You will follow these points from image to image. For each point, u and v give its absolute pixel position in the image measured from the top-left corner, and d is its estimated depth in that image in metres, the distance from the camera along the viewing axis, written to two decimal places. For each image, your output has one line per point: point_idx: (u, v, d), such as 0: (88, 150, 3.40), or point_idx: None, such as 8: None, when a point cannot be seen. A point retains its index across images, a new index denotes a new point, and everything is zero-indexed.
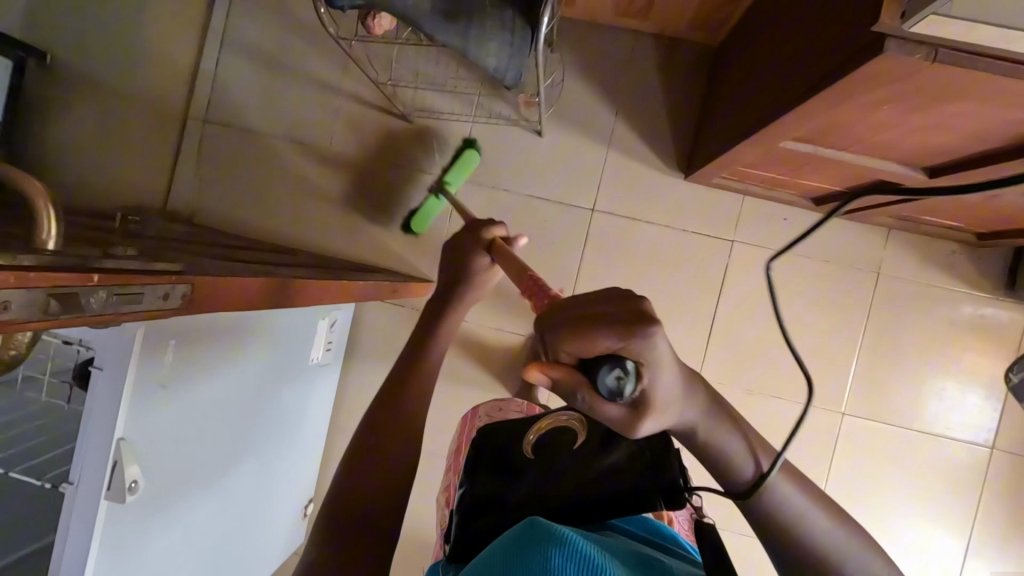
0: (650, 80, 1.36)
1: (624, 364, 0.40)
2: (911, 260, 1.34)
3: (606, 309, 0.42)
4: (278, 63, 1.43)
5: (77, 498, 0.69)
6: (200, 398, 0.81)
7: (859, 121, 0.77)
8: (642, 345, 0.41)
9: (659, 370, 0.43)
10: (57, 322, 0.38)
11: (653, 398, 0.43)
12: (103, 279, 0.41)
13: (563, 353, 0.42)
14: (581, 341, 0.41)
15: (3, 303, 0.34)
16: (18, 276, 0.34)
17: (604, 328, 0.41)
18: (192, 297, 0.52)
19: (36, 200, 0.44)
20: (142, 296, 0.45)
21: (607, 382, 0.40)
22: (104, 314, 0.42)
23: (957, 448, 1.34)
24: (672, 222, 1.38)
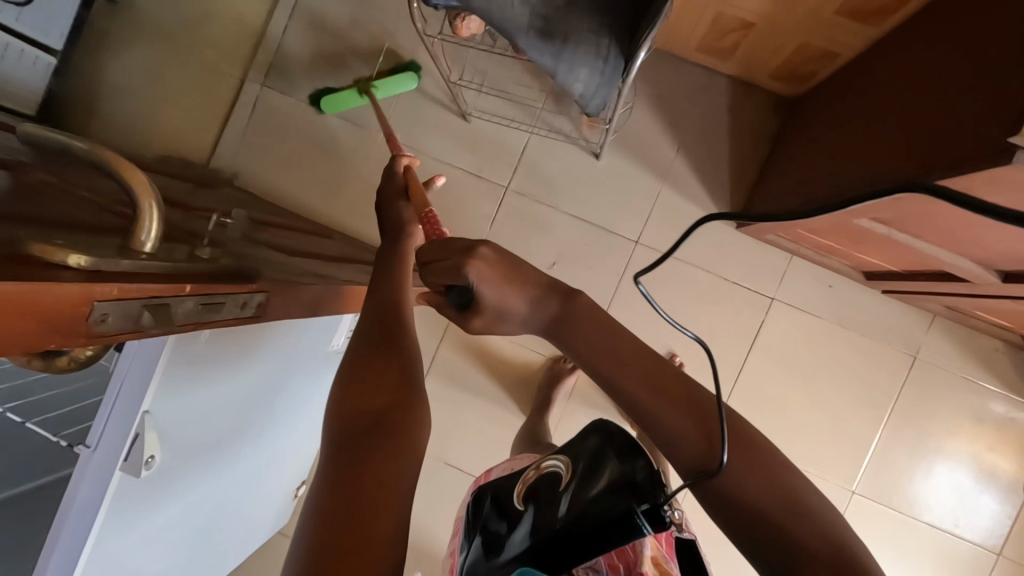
0: (718, 122, 1.33)
1: (465, 287, 0.50)
2: (951, 349, 1.31)
3: (449, 251, 0.51)
4: (347, 39, 1.41)
5: (92, 464, 0.68)
6: (222, 379, 0.79)
7: (949, 218, 0.74)
8: (471, 272, 0.49)
9: (498, 294, 0.50)
10: (150, 332, 0.47)
11: (506, 311, 0.51)
12: (193, 290, 0.50)
13: (429, 282, 0.53)
14: (435, 271, 0.52)
15: (103, 315, 0.42)
16: (120, 289, 0.42)
17: (450, 262, 0.51)
18: (266, 304, 0.62)
19: (141, 201, 0.45)
20: (223, 305, 0.54)
21: (456, 299, 0.51)
22: (192, 321, 0.52)
23: (961, 547, 1.31)
24: (715, 268, 1.35)
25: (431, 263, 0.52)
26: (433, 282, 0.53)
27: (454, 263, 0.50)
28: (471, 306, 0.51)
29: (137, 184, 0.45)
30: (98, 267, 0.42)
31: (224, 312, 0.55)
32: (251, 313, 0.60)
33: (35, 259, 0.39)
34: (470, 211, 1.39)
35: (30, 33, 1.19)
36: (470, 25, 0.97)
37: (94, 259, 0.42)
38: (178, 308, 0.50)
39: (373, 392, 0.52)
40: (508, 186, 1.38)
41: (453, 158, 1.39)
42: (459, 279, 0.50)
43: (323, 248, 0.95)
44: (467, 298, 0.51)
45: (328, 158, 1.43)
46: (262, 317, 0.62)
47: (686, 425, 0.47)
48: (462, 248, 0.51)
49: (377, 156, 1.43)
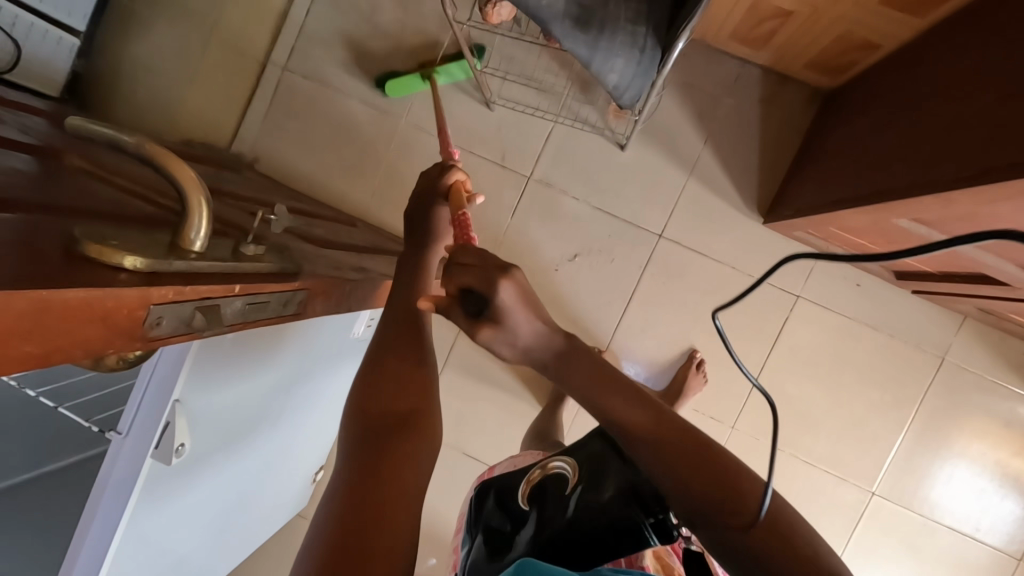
0: (749, 113, 1.30)
1: (489, 300, 0.51)
2: (981, 352, 1.28)
3: (477, 261, 0.52)
4: (370, 22, 1.39)
5: (124, 450, 0.68)
6: (250, 368, 0.79)
7: (1000, 222, 0.70)
8: (503, 287, 0.50)
9: (516, 311, 0.51)
10: (204, 332, 0.48)
11: (507, 329, 0.52)
12: (242, 290, 0.50)
13: (450, 286, 0.53)
14: (462, 271, 0.52)
15: (159, 318, 0.44)
16: (174, 292, 0.43)
17: (480, 272, 0.51)
18: (306, 301, 0.61)
19: (191, 199, 0.43)
20: (268, 302, 0.55)
21: (471, 308, 0.52)
22: (242, 319, 0.52)
23: (981, 552, 1.29)
24: (740, 264, 1.32)
25: (462, 265, 0.52)
26: (454, 282, 0.52)
27: (490, 276, 0.50)
28: (482, 318, 0.52)
29: (186, 181, 0.43)
30: (152, 268, 0.42)
31: (269, 309, 0.55)
32: (293, 309, 0.60)
33: (93, 261, 0.40)
34: (491, 200, 1.37)
35: (55, 13, 1.17)
36: (501, 11, 0.94)
37: (148, 261, 0.41)
38: (226, 307, 0.50)
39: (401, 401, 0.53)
40: (530, 175, 1.36)
41: (476, 146, 1.37)
42: (489, 291, 0.50)
43: (349, 237, 0.94)
44: (483, 313, 0.52)
45: (350, 144, 1.42)
46: (303, 314, 0.62)
47: (722, 472, 0.50)
48: (497, 263, 0.52)
49: (399, 143, 1.41)
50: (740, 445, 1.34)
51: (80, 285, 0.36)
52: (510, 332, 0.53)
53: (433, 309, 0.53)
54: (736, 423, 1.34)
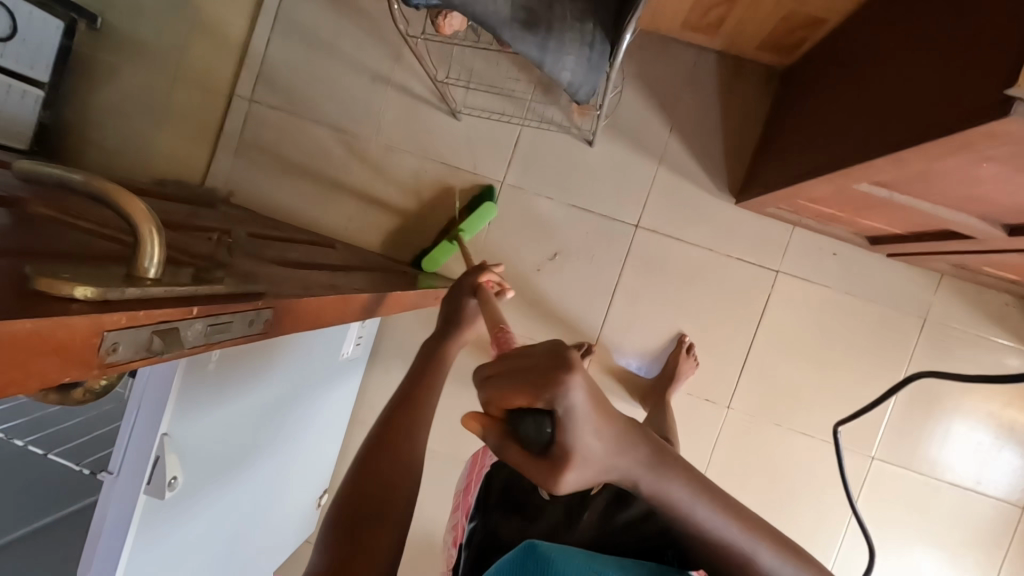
0: (710, 99, 1.32)
1: (552, 409, 0.37)
2: (961, 307, 1.30)
3: (530, 363, 0.39)
4: (330, 46, 1.41)
5: (116, 490, 0.69)
6: (239, 398, 0.80)
7: (951, 175, 0.72)
8: (569, 386, 0.37)
9: (584, 419, 0.38)
10: (161, 359, 0.40)
11: (582, 450, 0.38)
12: (202, 311, 0.42)
13: (496, 405, 0.40)
14: (513, 384, 0.39)
15: (112, 346, 0.36)
16: (129, 317, 0.36)
17: (535, 375, 0.38)
18: (277, 320, 0.53)
19: (141, 226, 0.38)
20: (232, 324, 0.46)
21: (531, 433, 0.38)
22: (202, 344, 0.44)
23: (985, 504, 1.30)
24: (717, 246, 1.34)
25: (509, 368, 0.40)
26: (501, 402, 0.39)
27: (547, 375, 0.37)
28: (549, 442, 0.38)
29: (135, 211, 0.37)
30: (107, 299, 0.35)
31: (234, 331, 0.47)
32: (260, 330, 0.51)
33: (34, 295, 0.33)
34: (468, 209, 1.39)
35: (15, 67, 1.17)
36: (452, 22, 0.96)
37: (101, 289, 0.35)
38: (185, 332, 0.42)
39: (405, 438, 0.67)
40: (504, 181, 1.38)
41: (447, 157, 1.39)
42: (548, 404, 0.37)
43: (326, 259, 0.95)
44: (550, 434, 0.37)
45: (322, 168, 1.43)
46: (273, 333, 0.53)
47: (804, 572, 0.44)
48: (549, 357, 0.39)
49: (371, 162, 1.42)
50: (737, 425, 1.36)
51: (24, 314, 0.30)
52: (587, 452, 0.39)
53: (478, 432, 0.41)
54: (731, 404, 1.35)
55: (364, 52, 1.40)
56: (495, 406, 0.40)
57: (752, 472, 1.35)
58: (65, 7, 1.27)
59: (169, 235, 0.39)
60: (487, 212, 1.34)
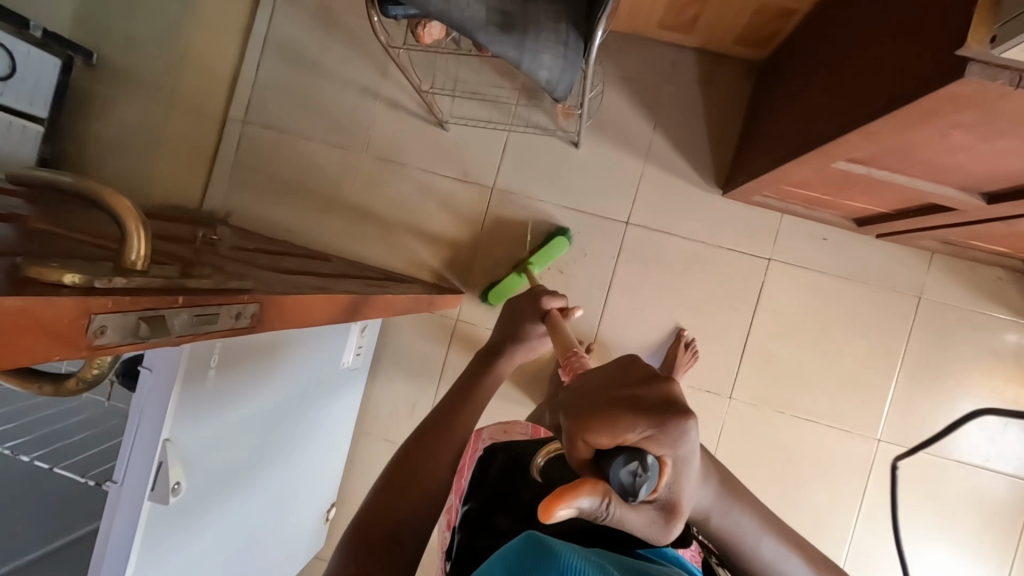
0: (691, 94, 1.35)
1: (654, 451, 0.37)
2: (954, 284, 1.30)
3: (632, 397, 0.38)
4: (318, 67, 1.45)
5: (121, 498, 0.71)
6: (237, 408, 0.83)
7: (923, 144, 0.74)
8: (683, 429, 0.38)
9: (687, 464, 0.40)
10: (148, 345, 0.40)
11: (675, 490, 0.40)
12: (188, 301, 0.43)
13: (587, 442, 0.38)
14: (617, 422, 0.37)
15: (100, 328, 0.36)
16: (115, 301, 0.36)
17: (640, 415, 0.37)
18: (261, 316, 0.54)
19: (126, 221, 0.39)
20: (218, 317, 0.47)
21: (624, 476, 0.36)
22: (187, 336, 0.44)
23: (995, 481, 1.29)
24: (708, 237, 1.36)
25: (609, 403, 0.39)
26: (601, 443, 0.38)
27: (659, 416, 0.38)
28: (643, 487, 0.37)
29: (122, 208, 0.39)
30: (93, 286, 0.36)
31: (218, 324, 0.47)
32: (246, 325, 0.51)
33: (23, 279, 0.34)
34: (460, 216, 1.42)
35: (16, 103, 1.21)
36: (432, 31, 0.99)
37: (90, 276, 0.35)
38: (171, 320, 0.42)
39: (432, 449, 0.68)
40: (494, 186, 1.41)
41: (437, 165, 1.42)
42: (654, 445, 0.38)
43: (319, 268, 0.97)
44: (647, 478, 0.37)
45: (316, 184, 1.47)
46: (258, 329, 0.54)
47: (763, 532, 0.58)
48: (657, 401, 0.38)
49: (364, 176, 1.45)
50: (740, 415, 1.36)
51: (15, 294, 0.30)
52: (679, 492, 0.41)
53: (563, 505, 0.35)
54: (733, 394, 1.36)
55: (351, 70, 1.44)
56: (582, 447, 0.39)
57: (757, 461, 1.35)
58: (62, 44, 1.29)
59: (155, 232, 0.41)
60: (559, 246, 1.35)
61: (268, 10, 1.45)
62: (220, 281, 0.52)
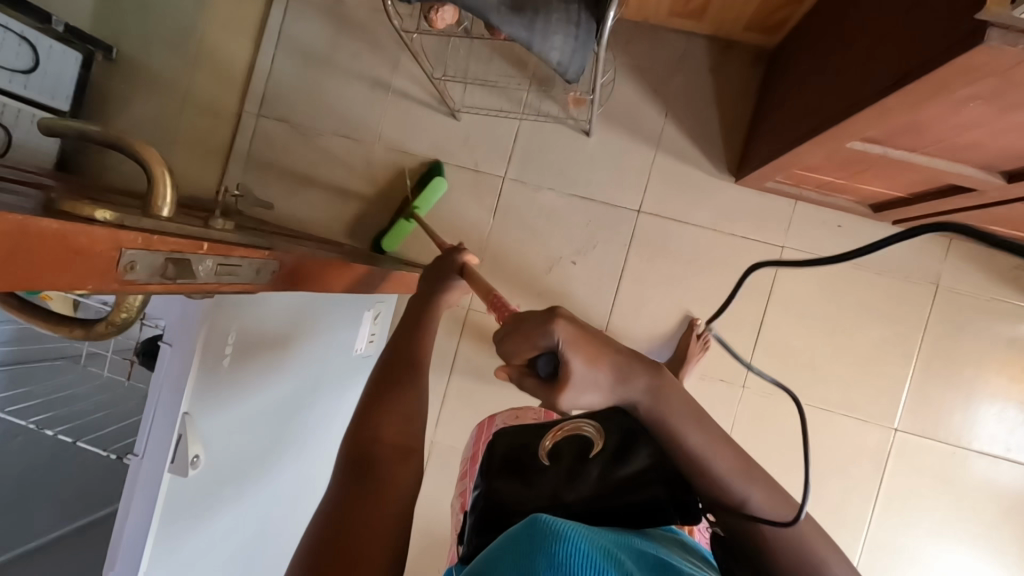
0: (701, 83, 1.34)
1: (552, 346, 0.49)
2: (972, 272, 1.28)
3: (534, 317, 0.51)
4: (331, 59, 1.47)
5: (142, 470, 0.72)
6: (249, 385, 0.83)
7: (942, 120, 0.73)
8: (557, 329, 0.50)
9: (582, 354, 0.50)
10: (174, 286, 0.41)
11: (586, 380, 0.50)
12: (211, 248, 0.43)
13: (513, 355, 0.51)
14: (524, 336, 0.50)
15: (129, 263, 0.36)
16: (145, 238, 0.37)
17: (531, 326, 0.51)
18: (280, 275, 0.55)
19: (154, 167, 0.41)
20: (240, 269, 0.47)
21: (544, 368, 0.50)
22: (211, 284, 0.45)
23: (1015, 472, 1.27)
24: (720, 225, 1.35)
25: (520, 328, 0.51)
26: (517, 353, 0.51)
27: (538, 325, 0.50)
28: (563, 373, 0.49)
29: (149, 154, 0.41)
30: (123, 224, 0.37)
31: (240, 275, 0.48)
32: (267, 281, 0.52)
33: (57, 211, 0.34)
34: (471, 206, 1.42)
35: (39, 97, 1.24)
36: (445, 16, 0.99)
37: (119, 213, 0.36)
38: (196, 266, 0.43)
39: (393, 430, 0.59)
40: (506, 175, 1.41)
41: (449, 155, 1.43)
42: (551, 344, 0.49)
43: (334, 249, 0.97)
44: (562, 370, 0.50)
45: (329, 175, 1.48)
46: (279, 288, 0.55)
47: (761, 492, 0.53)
48: (543, 315, 0.51)
49: (376, 167, 1.46)
50: (753, 404, 1.34)
51: (51, 218, 0.31)
52: (595, 384, 0.51)
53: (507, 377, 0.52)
54: (746, 383, 1.35)
55: (363, 62, 1.46)
56: (507, 364, 0.51)
57: (771, 451, 1.34)
58: (83, 40, 1.33)
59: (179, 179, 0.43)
60: (438, 186, 1.38)
61: (282, 5, 1.48)
62: (240, 237, 0.53)
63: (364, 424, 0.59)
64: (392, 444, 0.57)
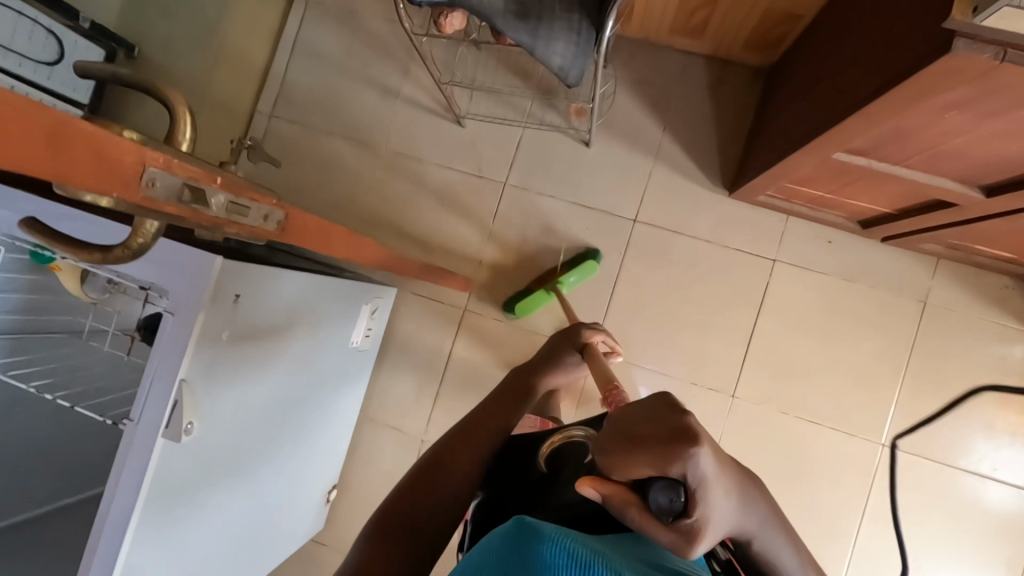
0: (700, 100, 1.40)
1: (680, 480, 0.41)
2: (959, 290, 1.31)
3: (650, 435, 0.42)
4: (345, 65, 1.53)
5: (135, 435, 0.73)
6: (247, 361, 0.85)
7: (921, 130, 0.77)
8: (696, 460, 0.41)
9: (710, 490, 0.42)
10: (188, 211, 0.43)
11: (708, 515, 0.43)
12: (224, 183, 0.46)
13: (614, 473, 0.44)
14: (642, 464, 0.42)
15: (150, 181, 0.39)
16: (166, 158, 0.39)
17: (651, 450, 0.41)
18: (284, 226, 0.57)
19: (178, 107, 0.44)
20: (248, 210, 0.50)
21: (658, 502, 0.42)
22: (221, 219, 0.47)
23: (1002, 492, 1.27)
24: (713, 236, 1.38)
25: (639, 447, 0.42)
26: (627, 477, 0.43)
27: (670, 452, 0.40)
28: (679, 510, 0.42)
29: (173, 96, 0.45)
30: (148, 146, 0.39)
31: (247, 217, 0.50)
32: (273, 228, 0.55)
33: None
34: (472, 210, 1.46)
35: (61, 89, 1.29)
36: (453, 22, 1.04)
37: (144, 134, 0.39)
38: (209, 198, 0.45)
39: (458, 459, 0.71)
40: (507, 181, 1.45)
41: (453, 160, 1.48)
42: (672, 480, 0.41)
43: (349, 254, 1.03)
44: (679, 502, 0.42)
45: (335, 176, 1.52)
46: (282, 239, 0.58)
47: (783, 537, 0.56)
48: (671, 434, 0.41)
49: (382, 169, 1.50)
50: (743, 414, 1.36)
51: (85, 121, 0.34)
52: (713, 516, 0.44)
53: (594, 494, 0.46)
54: (736, 392, 1.36)
55: (375, 69, 1.52)
56: (605, 481, 0.45)
57: (760, 462, 1.34)
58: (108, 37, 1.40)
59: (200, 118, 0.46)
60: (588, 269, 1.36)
61: (300, 12, 1.55)
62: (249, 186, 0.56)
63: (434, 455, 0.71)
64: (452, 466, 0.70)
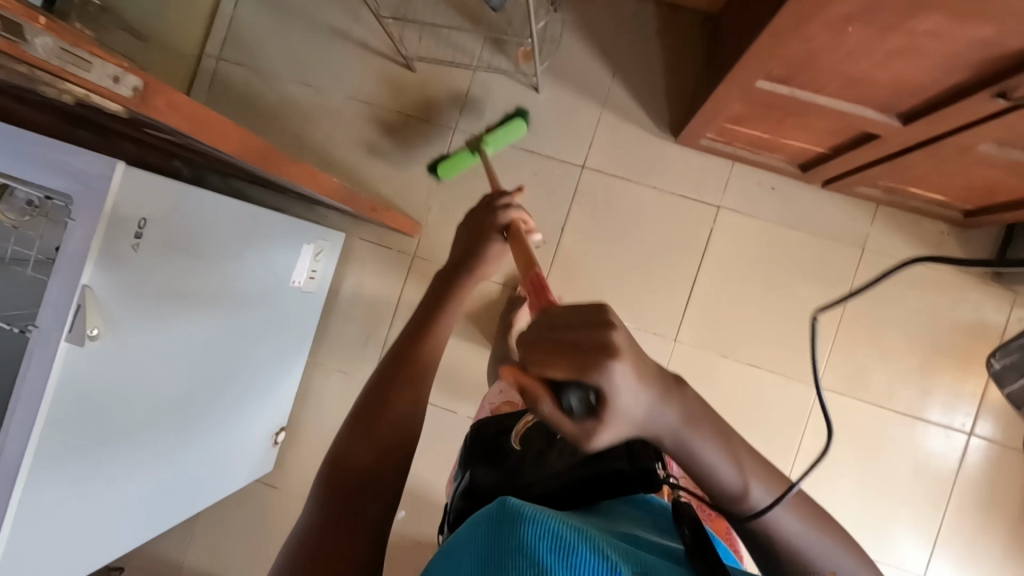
0: (648, 45, 1.39)
1: (598, 386, 0.38)
2: (897, 235, 1.33)
3: (581, 335, 0.39)
4: (293, 7, 1.50)
5: (38, 340, 0.73)
6: (165, 279, 0.85)
7: (829, 49, 0.77)
8: (614, 370, 0.38)
9: (627, 399, 0.39)
10: (3, 43, 0.45)
11: (620, 424, 0.40)
12: (49, 26, 0.48)
13: (532, 367, 0.40)
14: (566, 358, 0.38)
15: None
16: None
17: (575, 350, 0.38)
18: (146, 96, 0.58)
19: None
20: (91, 66, 0.52)
21: (571, 402, 0.38)
22: (50, 64, 0.49)
23: (929, 431, 1.32)
24: (659, 182, 1.39)
25: (564, 343, 0.39)
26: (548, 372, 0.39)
27: (594, 355, 0.38)
28: (585, 416, 0.38)
29: None
30: None
31: (89, 72, 0.52)
32: (127, 94, 0.56)
33: None
34: (422, 155, 1.46)
35: None
36: None
37: None
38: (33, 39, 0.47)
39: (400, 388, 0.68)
40: (456, 126, 1.44)
41: (402, 105, 1.46)
42: (591, 382, 0.38)
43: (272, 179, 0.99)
44: (591, 405, 0.38)
45: (283, 121, 1.50)
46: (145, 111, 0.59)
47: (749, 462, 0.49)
48: (598, 343, 0.38)
49: (331, 114, 1.49)
50: (684, 357, 1.38)
51: None
52: (628, 424, 0.40)
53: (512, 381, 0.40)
54: (678, 336, 1.38)
55: (323, 11, 1.49)
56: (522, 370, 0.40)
57: None
58: None
59: None
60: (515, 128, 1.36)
61: None
62: None
63: (380, 392, 0.67)
64: (394, 387, 0.67)
